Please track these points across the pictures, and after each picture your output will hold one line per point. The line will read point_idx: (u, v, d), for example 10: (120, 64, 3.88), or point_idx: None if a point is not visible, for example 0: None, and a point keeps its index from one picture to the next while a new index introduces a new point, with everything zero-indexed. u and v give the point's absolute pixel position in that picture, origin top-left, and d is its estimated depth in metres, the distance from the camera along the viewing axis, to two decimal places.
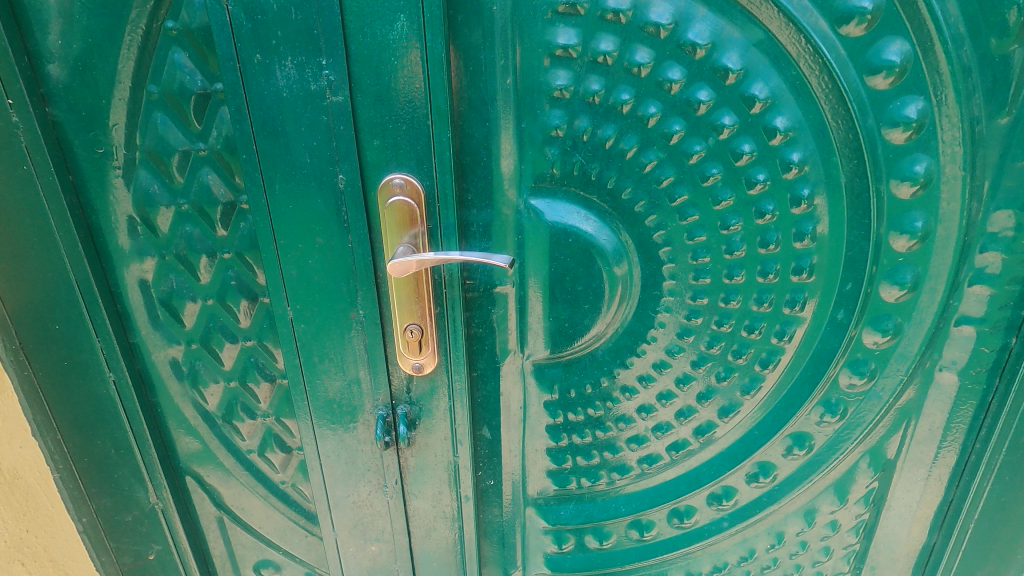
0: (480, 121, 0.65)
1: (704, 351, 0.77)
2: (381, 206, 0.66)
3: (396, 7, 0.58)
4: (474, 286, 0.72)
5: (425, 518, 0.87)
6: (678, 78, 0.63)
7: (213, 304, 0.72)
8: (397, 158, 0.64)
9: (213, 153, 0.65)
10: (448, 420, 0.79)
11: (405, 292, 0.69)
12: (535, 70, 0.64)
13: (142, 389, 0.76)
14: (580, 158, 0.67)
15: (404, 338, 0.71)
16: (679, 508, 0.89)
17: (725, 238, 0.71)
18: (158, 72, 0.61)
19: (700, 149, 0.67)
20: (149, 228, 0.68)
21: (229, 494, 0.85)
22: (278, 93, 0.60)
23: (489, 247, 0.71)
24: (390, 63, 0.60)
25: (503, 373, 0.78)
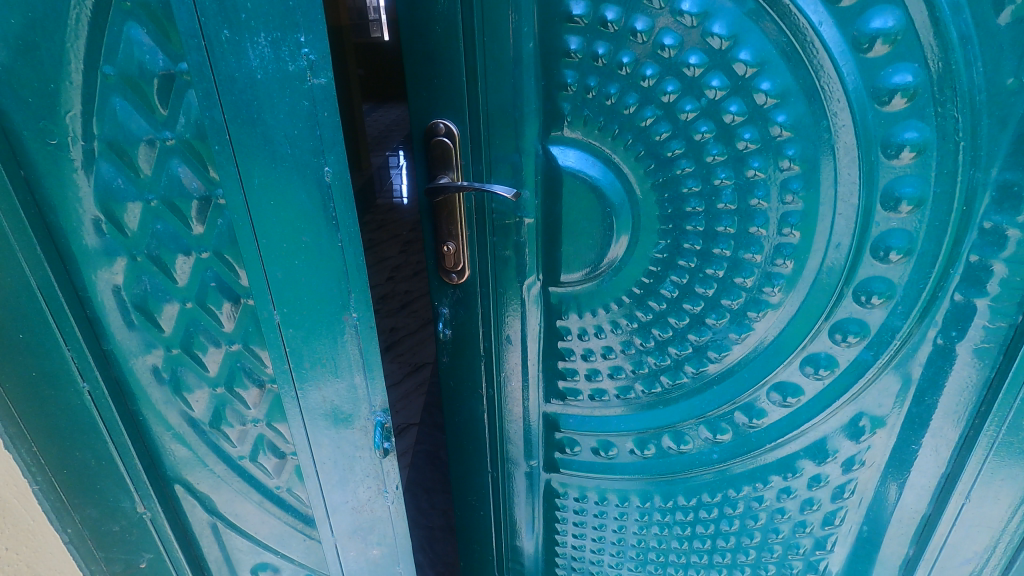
0: (509, 79, 0.81)
1: (698, 293, 0.89)
2: (426, 143, 0.87)
3: None
4: (498, 210, 0.90)
5: (459, 396, 1.09)
6: (671, 44, 0.74)
7: (193, 308, 0.67)
8: (441, 107, 0.84)
9: (182, 143, 0.58)
10: (480, 318, 1.00)
11: (442, 213, 0.91)
12: (552, 37, 0.79)
13: (121, 398, 0.70)
14: (588, 112, 0.82)
15: (437, 248, 0.95)
16: (676, 434, 1.02)
17: (717, 190, 0.81)
18: (113, 50, 0.53)
19: (691, 109, 0.77)
20: (115, 227, 0.61)
21: (222, 501, 0.80)
22: (252, 74, 0.53)
23: (512, 183, 0.88)
24: (433, 31, 0.79)
25: (523, 292, 0.96)
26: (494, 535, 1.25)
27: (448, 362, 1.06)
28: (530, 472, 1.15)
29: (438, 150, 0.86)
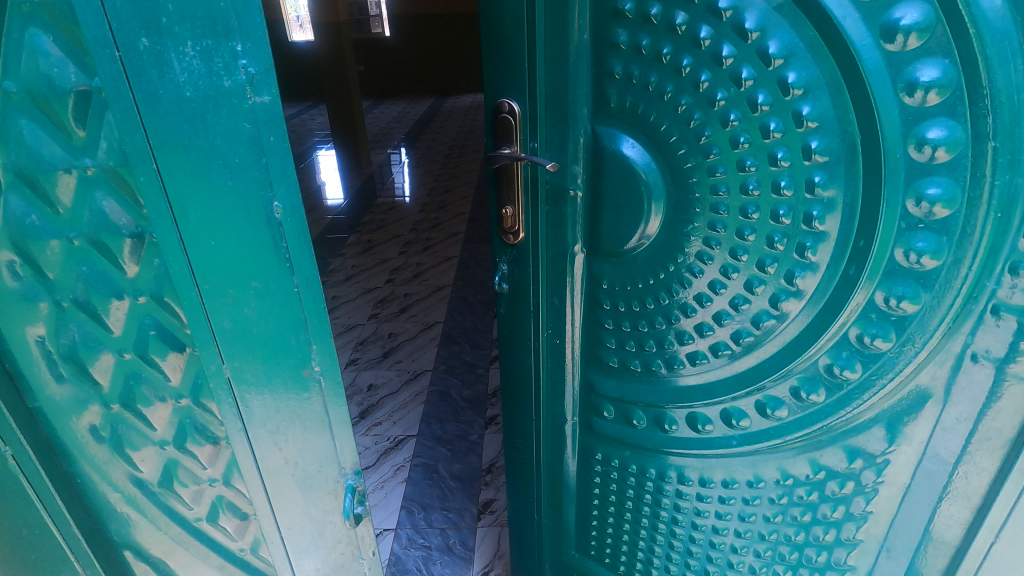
0: (567, 69, 1.06)
1: (721, 277, 1.05)
2: (495, 123, 1.16)
3: None
4: (549, 182, 1.17)
5: (514, 341, 1.38)
6: (706, 36, 0.92)
7: (133, 359, 0.58)
8: (511, 90, 1.12)
9: (104, 172, 0.48)
10: (532, 275, 1.27)
11: (504, 179, 1.19)
12: (604, 32, 1.02)
13: (53, 459, 0.60)
14: (632, 98, 1.04)
15: (499, 212, 1.24)
16: (698, 414, 1.19)
17: (742, 177, 0.96)
18: (14, 63, 0.44)
19: (722, 97, 0.94)
20: (34, 268, 0.52)
21: (178, 565, 0.71)
22: (178, 89, 0.44)
23: (562, 157, 1.13)
24: (508, 27, 1.06)
25: (568, 257, 1.22)
26: (538, 477, 1.50)
27: (505, 308, 1.36)
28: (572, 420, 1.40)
29: (501, 125, 1.15)
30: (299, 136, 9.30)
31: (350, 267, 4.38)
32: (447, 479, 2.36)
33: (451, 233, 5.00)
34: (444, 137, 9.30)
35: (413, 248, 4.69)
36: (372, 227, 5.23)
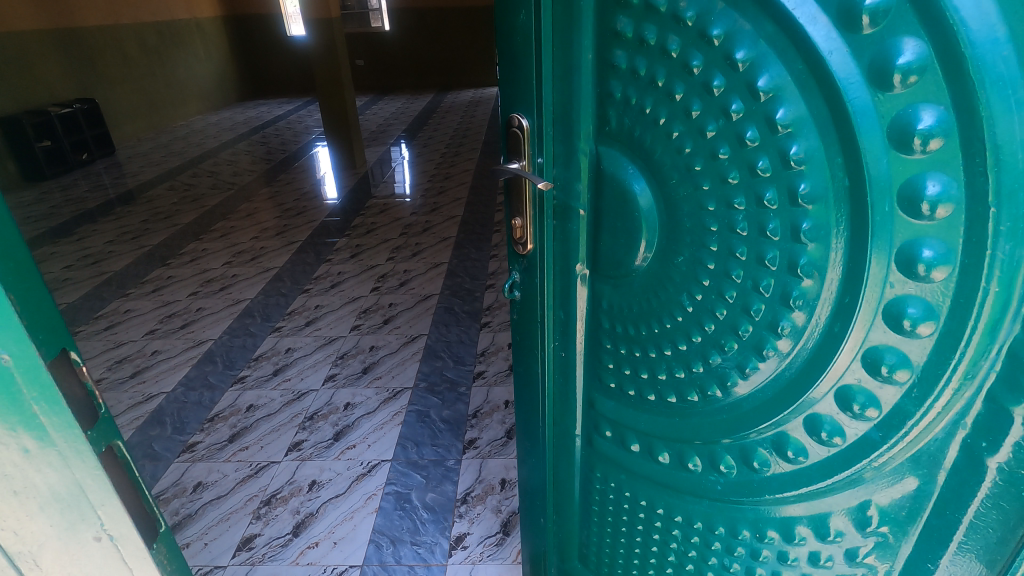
0: (568, 85, 0.96)
1: (711, 315, 0.91)
2: (509, 134, 1.07)
3: None
4: (557, 200, 1.06)
5: (522, 353, 1.31)
6: (699, 64, 0.79)
7: None
8: (520, 103, 1.03)
9: None
10: (536, 296, 1.17)
11: (515, 194, 1.09)
12: (604, 51, 0.91)
13: None
14: (629, 121, 0.92)
15: (511, 224, 1.14)
16: (685, 453, 1.04)
17: (732, 215, 0.82)
18: None
19: (713, 129, 0.80)
20: None
21: None
22: None
23: (568, 175, 1.02)
24: (517, 39, 0.98)
25: (566, 279, 1.12)
26: (549, 490, 1.41)
27: (518, 316, 1.28)
28: (580, 437, 1.27)
29: (513, 140, 1.06)
30: (295, 131, 9.14)
31: (337, 274, 4.26)
32: (420, 510, 2.25)
33: (442, 237, 4.86)
34: (441, 133, 9.15)
35: (401, 254, 4.57)
36: (362, 231, 5.11)
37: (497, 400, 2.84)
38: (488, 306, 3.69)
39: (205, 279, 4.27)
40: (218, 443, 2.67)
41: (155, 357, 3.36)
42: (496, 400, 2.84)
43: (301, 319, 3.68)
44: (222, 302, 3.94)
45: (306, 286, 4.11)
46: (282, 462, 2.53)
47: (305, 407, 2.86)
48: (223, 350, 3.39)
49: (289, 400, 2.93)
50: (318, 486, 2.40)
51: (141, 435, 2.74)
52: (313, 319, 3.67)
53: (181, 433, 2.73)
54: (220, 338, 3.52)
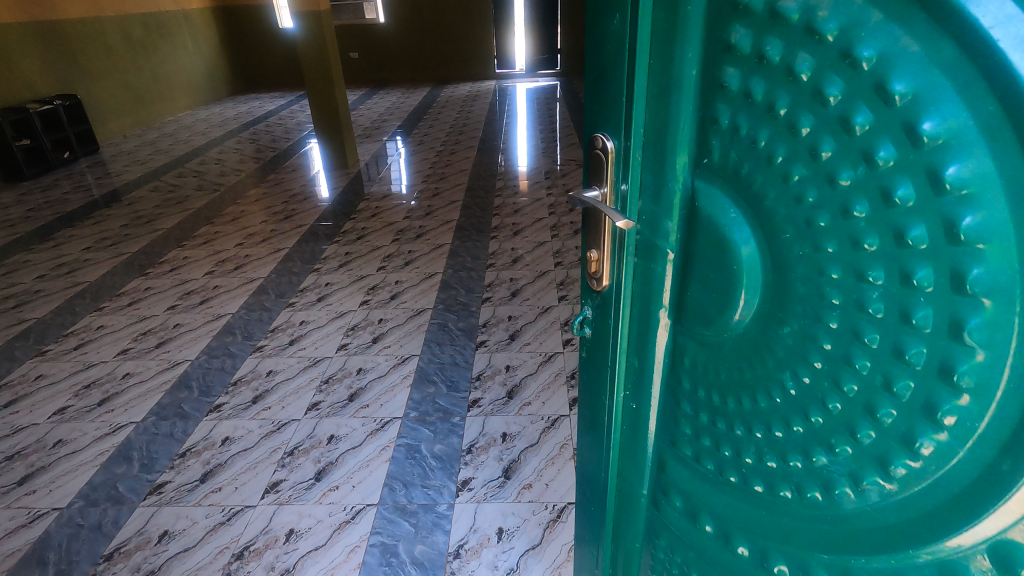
0: (664, 102, 0.77)
1: (820, 405, 0.68)
2: (591, 155, 0.91)
3: None
4: (640, 235, 0.87)
5: (588, 391, 1.14)
6: (838, 93, 0.58)
7: None
8: (605, 120, 0.87)
9: None
10: (608, 339, 1.00)
11: (593, 224, 0.93)
12: (712, 66, 0.71)
13: None
14: (736, 156, 0.71)
15: (585, 256, 0.98)
16: (766, 555, 0.81)
17: (863, 289, 0.60)
18: None
19: (848, 179, 0.60)
20: None
21: None
22: None
23: (656, 210, 0.82)
24: (607, 48, 0.83)
25: (642, 327, 0.92)
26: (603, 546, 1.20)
27: (587, 355, 1.11)
28: (653, 503, 1.04)
29: (594, 162, 0.90)
30: (287, 128, 8.84)
31: (325, 285, 3.96)
32: (408, 566, 2.02)
33: (436, 243, 4.55)
34: (437, 129, 8.83)
35: (393, 262, 4.26)
36: (353, 237, 4.74)
37: (492, 433, 2.60)
38: (484, 323, 3.43)
39: (184, 291, 3.98)
40: (189, 483, 2.40)
41: (126, 381, 3.06)
42: (493, 432, 2.60)
43: (285, 337, 3.39)
44: (201, 317, 3.64)
45: (291, 298, 3.81)
46: (258, 507, 2.28)
47: (285, 440, 2.60)
48: (199, 373, 3.10)
49: (269, 432, 2.66)
50: (296, 536, 2.16)
51: (106, 473, 2.46)
52: (298, 336, 3.38)
53: (149, 471, 2.46)
54: (198, 358, 3.23)
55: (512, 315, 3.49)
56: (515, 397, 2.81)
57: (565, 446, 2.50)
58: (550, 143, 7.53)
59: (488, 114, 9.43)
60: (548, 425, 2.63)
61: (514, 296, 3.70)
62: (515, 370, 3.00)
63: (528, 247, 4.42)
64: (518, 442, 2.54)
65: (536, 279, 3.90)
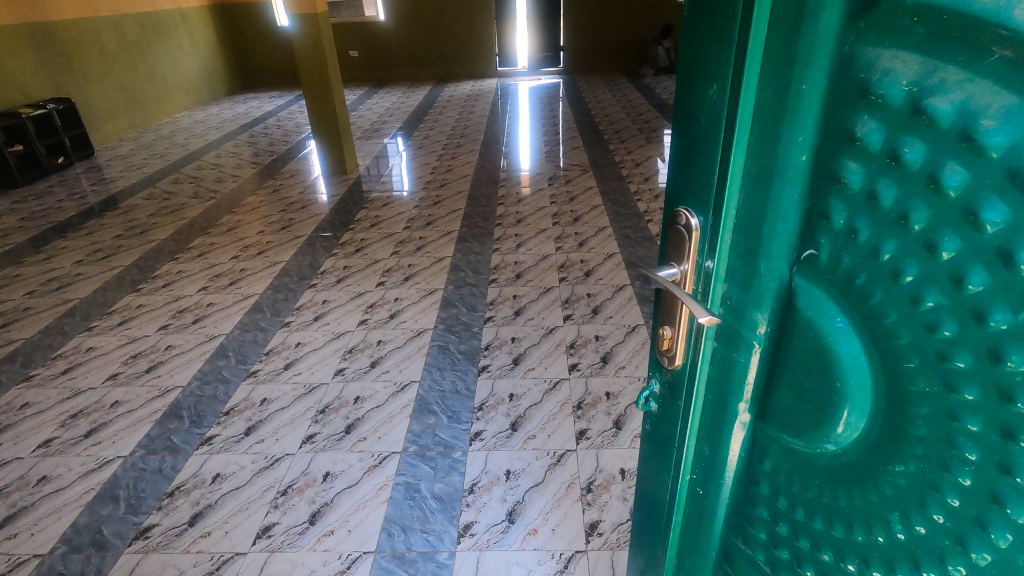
0: (763, 186, 0.71)
1: (941, 556, 0.65)
2: (669, 227, 0.84)
3: (729, 51, 0.68)
4: (724, 321, 0.80)
5: (644, 462, 1.09)
6: (998, 219, 0.52)
7: None
8: (687, 193, 0.80)
9: None
10: (677, 418, 0.94)
11: (668, 301, 0.85)
12: (829, 154, 0.65)
13: None
14: (848, 259, 0.65)
15: (656, 331, 0.91)
16: None
17: (1008, 448, 0.55)
18: None
19: (1002, 321, 0.53)
20: None
21: None
22: None
23: (744, 299, 0.77)
24: (696, 116, 0.76)
25: (718, 415, 0.87)
26: None
27: (652, 430, 1.04)
28: None
29: (672, 236, 0.83)
30: (285, 130, 8.69)
31: (322, 303, 3.83)
32: None
33: (437, 257, 4.40)
34: (439, 129, 8.65)
35: (393, 277, 4.12)
36: (351, 249, 4.58)
37: (496, 470, 2.48)
38: (486, 346, 3.30)
39: (177, 309, 3.85)
40: (176, 527, 2.29)
41: (115, 409, 2.95)
42: (496, 469, 2.48)
43: (280, 361, 3.27)
44: (194, 339, 3.51)
45: (287, 317, 3.68)
46: (248, 555, 2.17)
47: (278, 478, 2.49)
48: (191, 401, 2.98)
49: (261, 468, 2.54)
50: None
51: (90, 516, 2.36)
52: (294, 360, 3.26)
53: (135, 513, 2.35)
54: (189, 384, 3.11)
55: (515, 337, 3.36)
56: (519, 429, 2.69)
57: (572, 486, 2.38)
58: (553, 146, 7.35)
59: (489, 115, 9.24)
60: (553, 461, 2.51)
61: (517, 316, 3.57)
62: (519, 399, 2.87)
63: (532, 261, 4.27)
64: (523, 480, 2.42)
65: (540, 297, 3.76)
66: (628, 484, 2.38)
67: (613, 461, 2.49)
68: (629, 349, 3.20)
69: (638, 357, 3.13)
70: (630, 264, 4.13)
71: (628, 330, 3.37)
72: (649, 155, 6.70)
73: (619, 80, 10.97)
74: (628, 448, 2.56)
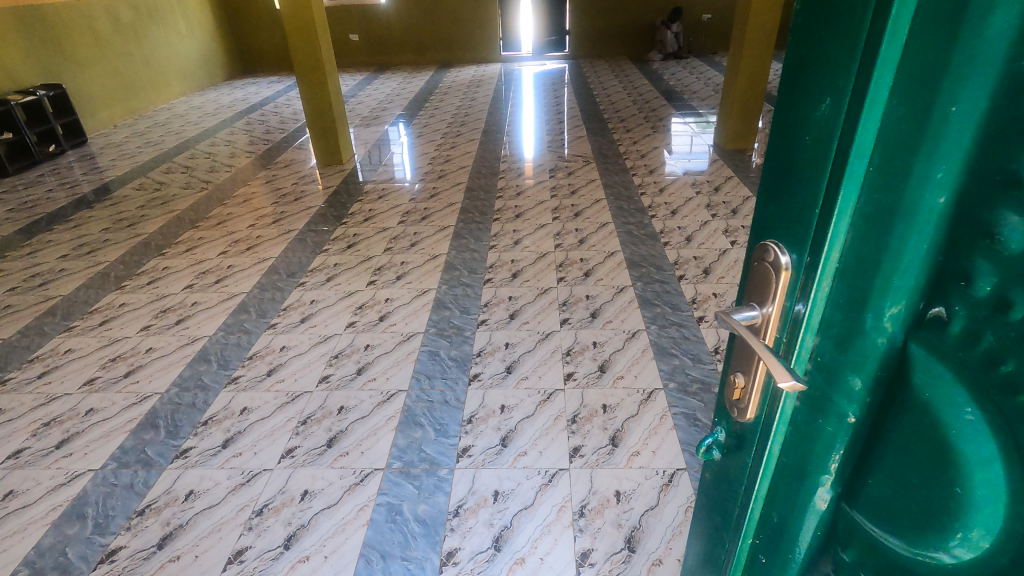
0: (881, 230, 0.59)
1: None
2: (756, 262, 0.72)
3: (853, 60, 0.56)
4: (810, 379, 0.68)
5: (703, 511, 0.98)
6: None
7: None
8: (780, 225, 0.68)
9: None
10: (741, 477, 0.82)
11: (746, 347, 0.73)
12: (979, 202, 0.54)
13: None
14: (991, 334, 0.54)
15: (729, 377, 0.79)
16: None
17: None
18: None
19: None
20: None
21: None
22: None
23: (843, 358, 0.65)
24: (802, 137, 0.63)
25: (793, 485, 0.75)
26: None
27: (715, 479, 0.91)
28: None
29: (758, 273, 0.71)
30: (282, 117, 8.49)
31: (309, 304, 3.68)
32: None
33: (431, 254, 4.23)
34: (439, 116, 8.43)
35: (384, 276, 3.96)
36: (342, 246, 4.41)
37: (483, 491, 2.34)
38: (478, 352, 3.14)
39: (160, 309, 3.71)
40: (144, 550, 2.18)
41: (89, 418, 2.82)
42: (483, 490, 2.34)
43: (264, 366, 3.13)
44: (176, 341, 3.38)
45: (272, 319, 3.53)
46: None
47: (254, 496, 2.36)
48: (168, 410, 2.85)
49: (237, 485, 2.41)
50: None
51: (56, 536, 2.25)
52: (277, 366, 3.12)
53: (102, 534, 2.24)
54: (168, 390, 2.98)
55: (509, 343, 3.20)
56: (510, 445, 2.54)
57: (564, 510, 2.24)
58: (555, 134, 7.11)
59: (490, 101, 8.98)
60: (545, 481, 2.36)
61: (512, 319, 3.40)
62: (510, 411, 2.72)
63: (529, 259, 4.09)
64: (511, 503, 2.28)
65: (537, 299, 3.59)
66: (623, 508, 2.24)
67: (607, 482, 2.35)
68: (628, 357, 3.04)
69: (637, 366, 2.96)
70: (631, 263, 3.94)
71: (628, 336, 3.20)
72: (654, 145, 6.46)
73: (625, 65, 10.66)
74: (624, 468, 2.41)
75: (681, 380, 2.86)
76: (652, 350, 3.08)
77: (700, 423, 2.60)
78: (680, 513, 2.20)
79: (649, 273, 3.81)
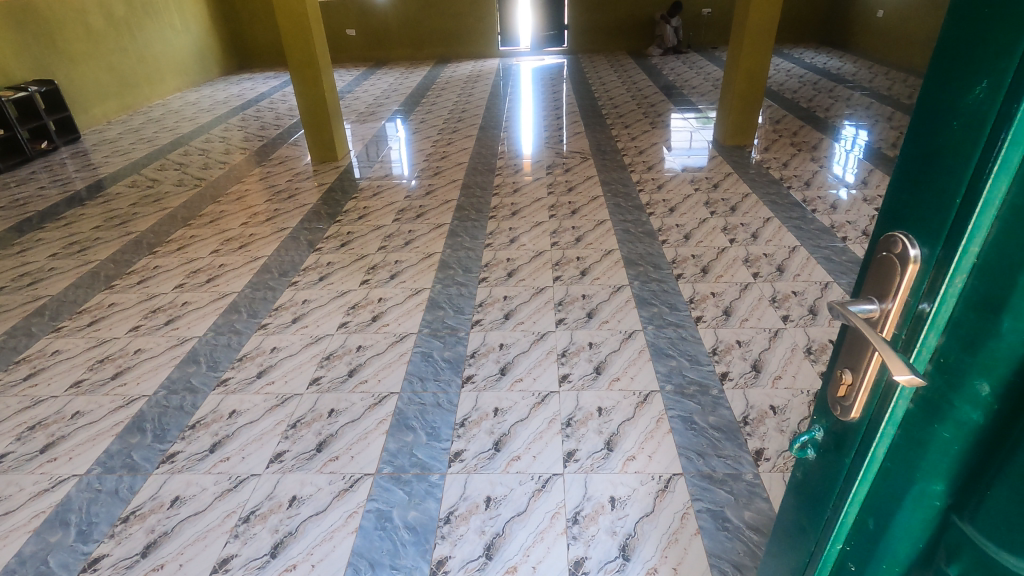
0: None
1: None
2: (879, 254, 0.70)
3: (1015, 50, 0.53)
4: (928, 379, 0.66)
5: (789, 511, 0.96)
6: None
7: None
8: (912, 217, 0.66)
9: None
10: (839, 477, 0.80)
11: (857, 341, 0.72)
12: None
13: None
14: None
15: (836, 372, 0.77)
16: None
17: None
18: None
19: None
20: None
21: None
22: None
23: (970, 359, 0.62)
24: (948, 127, 0.61)
25: (898, 490, 0.73)
26: None
27: (806, 478, 0.90)
28: None
29: (879, 265, 0.69)
30: (277, 113, 8.41)
31: (302, 303, 3.62)
32: None
33: (426, 252, 4.17)
34: (437, 111, 8.35)
35: (378, 275, 3.90)
36: (335, 244, 4.35)
37: (475, 496, 2.29)
38: (472, 353, 3.08)
39: (150, 309, 3.66)
40: (128, 558, 2.13)
41: (75, 421, 2.77)
42: (475, 496, 2.29)
43: (253, 368, 3.07)
44: (164, 342, 3.32)
45: (263, 319, 3.48)
46: None
47: (240, 503, 2.31)
48: (155, 412, 2.80)
49: (224, 491, 2.36)
50: None
51: (38, 543, 2.20)
52: (268, 367, 3.06)
53: (85, 542, 2.19)
54: (156, 393, 2.93)
55: (504, 343, 3.15)
56: (503, 449, 2.49)
57: (557, 517, 2.19)
58: (553, 130, 7.04)
59: (487, 97, 8.89)
60: (538, 487, 2.31)
61: (507, 320, 3.35)
62: (504, 414, 2.67)
63: (525, 257, 4.04)
64: (503, 510, 2.23)
65: (532, 298, 3.53)
66: (617, 515, 2.19)
67: (602, 488, 2.30)
68: (624, 358, 2.98)
69: (633, 368, 2.91)
70: (628, 262, 3.89)
71: (624, 336, 3.15)
72: (653, 141, 6.39)
73: (625, 61, 10.56)
74: (619, 473, 2.36)
75: (678, 382, 2.81)
76: (649, 351, 3.02)
77: (698, 427, 2.55)
78: (676, 519, 2.16)
79: (647, 271, 3.76)
